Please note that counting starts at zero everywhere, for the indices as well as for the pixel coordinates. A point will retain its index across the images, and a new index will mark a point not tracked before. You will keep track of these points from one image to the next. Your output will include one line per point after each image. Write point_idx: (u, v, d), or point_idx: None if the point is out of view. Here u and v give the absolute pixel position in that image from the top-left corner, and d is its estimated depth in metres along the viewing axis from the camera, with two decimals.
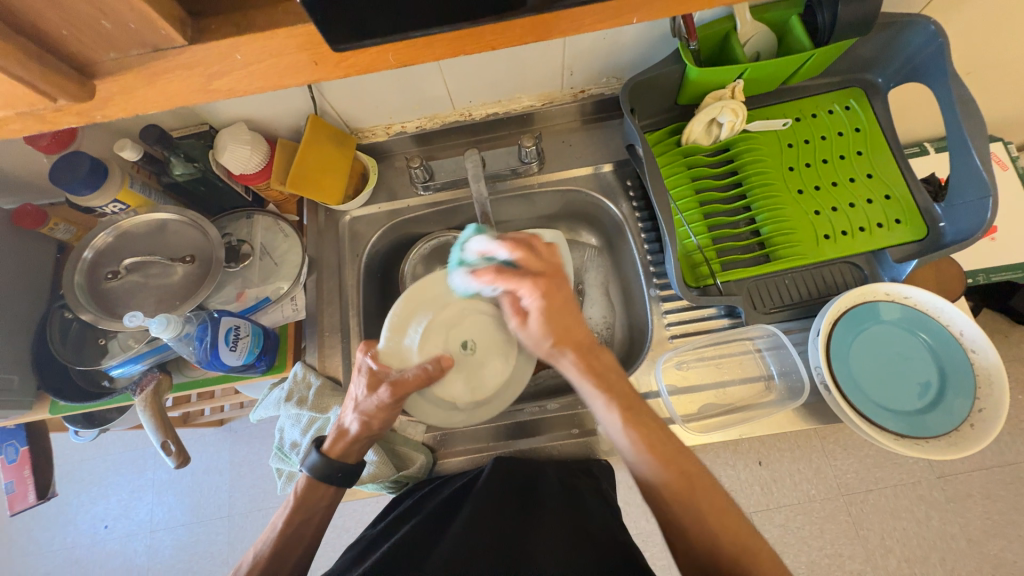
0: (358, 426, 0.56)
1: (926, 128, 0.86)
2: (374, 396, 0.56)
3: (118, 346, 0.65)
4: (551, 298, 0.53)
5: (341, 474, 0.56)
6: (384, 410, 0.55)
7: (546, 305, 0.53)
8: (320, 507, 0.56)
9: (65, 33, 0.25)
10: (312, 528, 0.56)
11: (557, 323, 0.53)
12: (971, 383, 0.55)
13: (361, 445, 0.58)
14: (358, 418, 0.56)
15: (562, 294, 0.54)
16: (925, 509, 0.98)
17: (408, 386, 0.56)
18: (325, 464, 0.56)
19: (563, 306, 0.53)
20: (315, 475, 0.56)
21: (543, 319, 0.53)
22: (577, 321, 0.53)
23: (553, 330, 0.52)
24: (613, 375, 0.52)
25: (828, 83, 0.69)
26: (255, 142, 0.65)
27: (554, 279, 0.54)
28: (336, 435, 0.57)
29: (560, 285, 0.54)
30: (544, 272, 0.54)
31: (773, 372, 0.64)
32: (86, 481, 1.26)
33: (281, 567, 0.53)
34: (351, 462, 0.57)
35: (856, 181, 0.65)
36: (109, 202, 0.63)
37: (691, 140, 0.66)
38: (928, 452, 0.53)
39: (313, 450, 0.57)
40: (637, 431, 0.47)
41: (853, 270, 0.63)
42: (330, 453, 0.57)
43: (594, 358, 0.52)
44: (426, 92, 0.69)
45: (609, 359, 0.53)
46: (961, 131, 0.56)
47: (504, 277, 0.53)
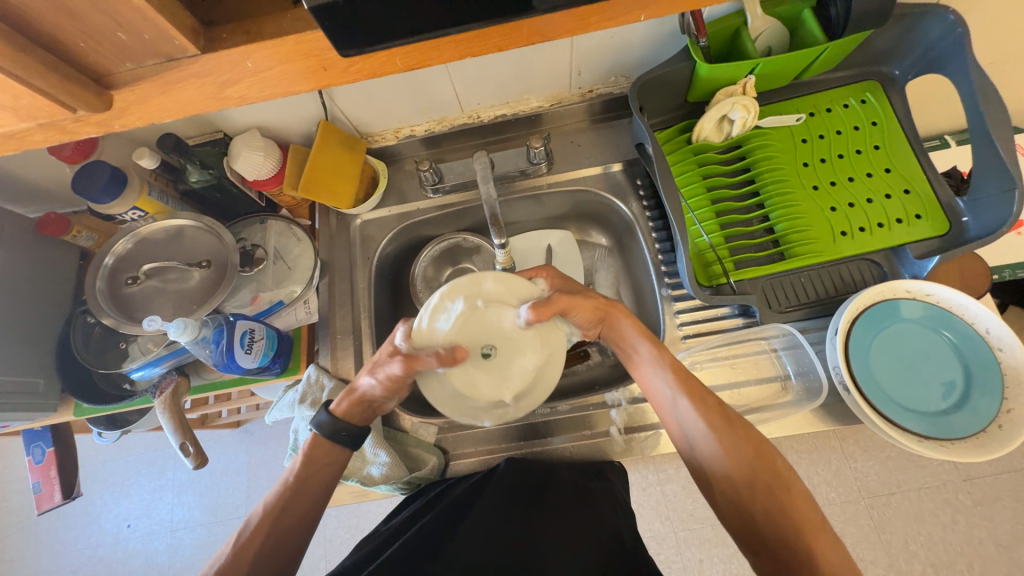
0: (370, 389, 0.56)
1: (947, 120, 0.84)
2: (389, 367, 0.53)
3: (138, 350, 0.66)
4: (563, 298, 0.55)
5: (345, 435, 0.56)
6: (396, 382, 0.53)
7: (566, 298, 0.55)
8: (321, 465, 0.56)
9: (82, 45, 0.25)
10: (316, 487, 0.56)
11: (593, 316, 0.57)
12: (999, 383, 0.53)
13: (366, 407, 0.58)
14: (371, 382, 0.55)
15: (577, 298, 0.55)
16: (951, 513, 0.95)
17: (420, 363, 0.50)
18: (332, 423, 0.56)
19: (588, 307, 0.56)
20: (322, 433, 0.56)
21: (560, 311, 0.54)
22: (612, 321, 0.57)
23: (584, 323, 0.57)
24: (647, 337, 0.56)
25: (843, 76, 0.68)
26: (269, 148, 0.66)
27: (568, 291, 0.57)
28: (346, 394, 0.57)
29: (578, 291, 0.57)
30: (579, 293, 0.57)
31: (790, 373, 0.63)
32: (109, 482, 1.30)
33: (281, 526, 0.53)
34: (355, 424, 0.57)
35: (873, 176, 0.64)
36: (128, 210, 0.65)
37: (702, 137, 0.65)
38: (952, 454, 0.51)
39: (322, 410, 0.57)
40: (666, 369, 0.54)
41: (871, 267, 0.62)
42: (337, 412, 0.57)
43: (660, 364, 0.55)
44: (435, 95, 0.70)
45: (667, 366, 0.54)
46: (983, 122, 0.54)
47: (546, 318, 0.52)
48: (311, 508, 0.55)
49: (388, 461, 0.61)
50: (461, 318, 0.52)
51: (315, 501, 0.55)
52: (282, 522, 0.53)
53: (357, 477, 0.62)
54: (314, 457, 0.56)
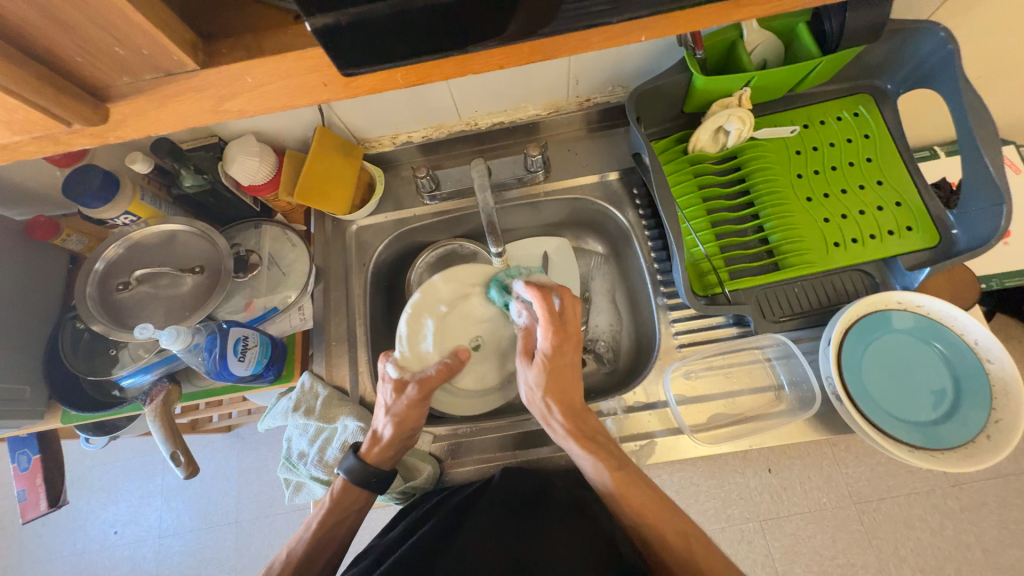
0: (392, 430, 0.57)
1: (936, 132, 0.85)
2: (402, 397, 0.58)
3: (128, 356, 0.65)
4: (552, 364, 0.57)
5: (376, 479, 0.56)
6: (415, 408, 0.57)
7: (551, 363, 0.57)
8: (351, 510, 0.57)
9: (80, 59, 0.25)
10: (344, 531, 0.57)
11: (557, 382, 0.57)
12: (988, 393, 0.54)
13: (395, 451, 0.58)
14: (390, 421, 0.57)
15: (563, 361, 0.58)
16: (940, 518, 0.96)
17: (432, 381, 0.59)
18: (362, 470, 0.56)
19: (566, 374, 0.57)
20: (353, 479, 0.56)
21: (545, 378, 0.56)
22: (574, 383, 0.57)
23: (550, 387, 0.56)
24: (578, 400, 0.57)
25: (836, 89, 0.69)
26: (264, 153, 0.66)
27: (563, 345, 0.58)
28: (371, 440, 0.58)
29: (567, 352, 0.58)
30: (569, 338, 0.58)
31: (783, 382, 0.63)
32: (96, 487, 1.27)
33: (308, 571, 0.54)
34: (385, 470, 0.57)
35: (865, 188, 0.65)
36: (120, 215, 0.64)
37: (697, 148, 0.66)
38: (943, 464, 0.52)
39: (349, 455, 0.57)
40: (579, 432, 0.54)
41: (863, 278, 0.62)
42: (366, 459, 0.57)
43: (581, 421, 0.55)
44: (432, 102, 0.69)
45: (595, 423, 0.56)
46: (973, 137, 0.55)
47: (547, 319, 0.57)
48: (337, 550, 0.57)
49: None
50: (445, 329, 0.66)
51: (342, 544, 0.57)
52: (310, 567, 0.54)
53: None
54: (342, 502, 0.57)
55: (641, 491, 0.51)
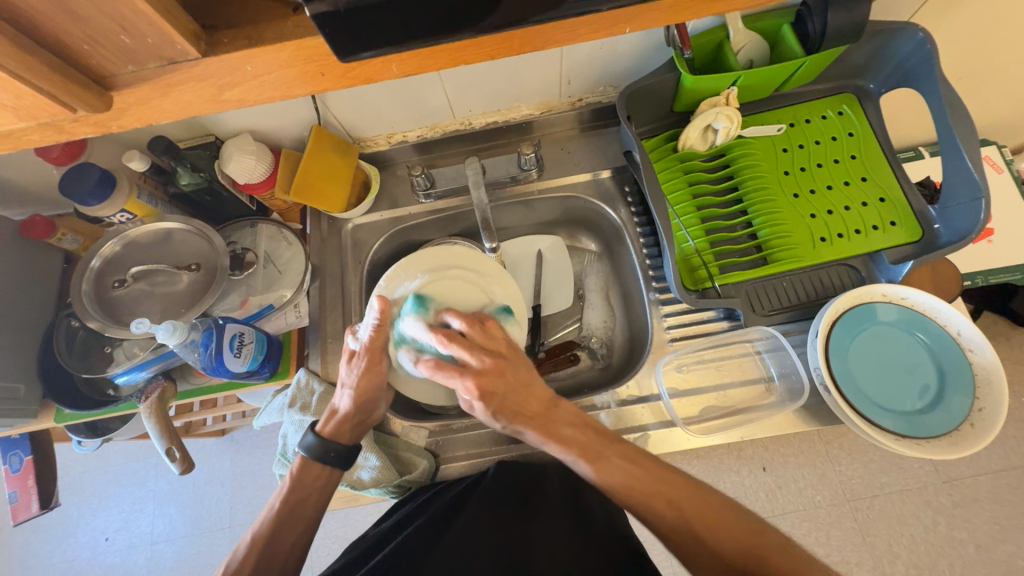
0: (351, 403, 0.57)
1: (920, 132, 0.88)
2: (354, 366, 0.57)
3: (123, 354, 0.65)
4: (490, 394, 0.52)
5: (335, 454, 0.56)
6: (365, 376, 0.56)
7: (486, 398, 0.52)
8: (314, 489, 0.56)
9: (87, 48, 0.26)
10: (310, 509, 0.56)
11: (507, 404, 0.53)
12: (970, 382, 0.55)
13: (354, 424, 0.58)
14: (347, 394, 0.57)
15: (508, 382, 0.53)
16: (932, 514, 0.97)
17: (375, 347, 0.56)
18: (321, 445, 0.56)
19: (519, 394, 0.53)
20: (311, 456, 0.56)
21: (490, 408, 0.53)
22: (525, 397, 0.54)
23: (502, 416, 0.54)
24: (537, 406, 0.54)
25: (820, 89, 0.71)
26: (260, 152, 0.67)
27: (495, 370, 0.53)
28: (329, 415, 0.58)
29: (507, 376, 0.53)
30: (493, 361, 0.53)
31: (774, 374, 0.64)
32: (88, 493, 1.26)
33: (275, 552, 0.53)
34: (343, 443, 0.57)
35: (851, 185, 0.66)
36: (116, 212, 0.65)
37: (687, 146, 0.67)
38: (929, 452, 0.53)
39: (310, 433, 0.57)
40: (552, 438, 0.53)
41: (849, 272, 0.64)
42: (324, 434, 0.57)
43: (550, 424, 0.53)
44: (428, 101, 0.70)
45: (567, 415, 0.54)
46: (952, 135, 0.57)
47: (441, 369, 0.52)
48: (307, 528, 0.56)
49: (378, 464, 0.61)
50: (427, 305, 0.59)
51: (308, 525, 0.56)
52: (278, 544, 0.54)
53: (347, 481, 0.61)
54: (305, 482, 0.56)
55: (625, 477, 0.49)
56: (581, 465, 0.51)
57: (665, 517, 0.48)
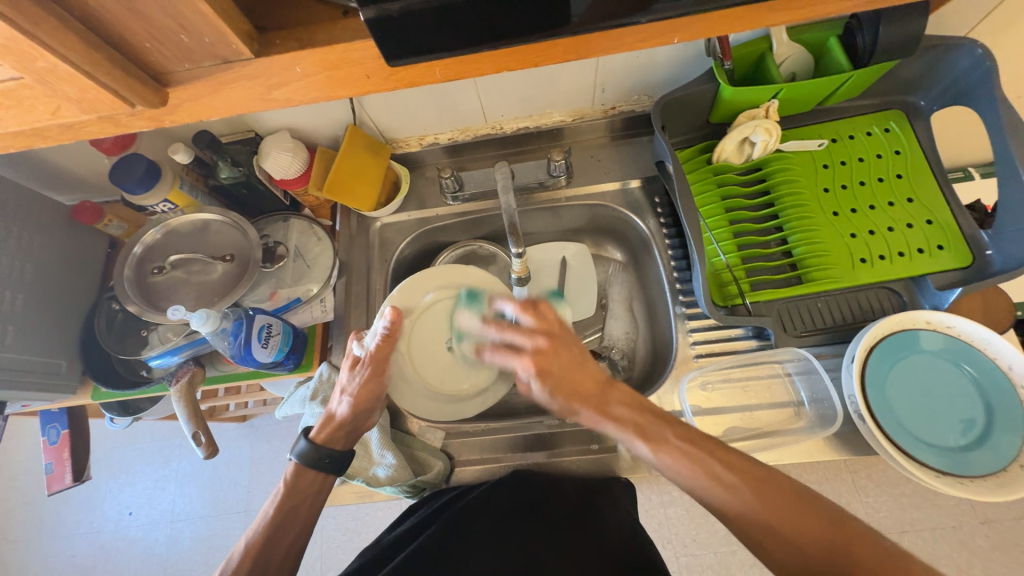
0: (348, 410, 0.57)
1: (971, 153, 0.83)
2: (357, 374, 0.58)
3: (157, 338, 0.68)
4: (546, 372, 0.54)
5: (330, 461, 0.56)
6: (366, 386, 0.57)
7: (542, 377, 0.54)
8: (307, 495, 0.55)
9: (148, 45, 0.27)
10: (304, 514, 0.54)
11: (564, 383, 0.53)
12: (1021, 420, 0.52)
13: (347, 432, 0.58)
14: (346, 400, 0.57)
15: (560, 362, 0.54)
16: (967, 556, 0.91)
17: (380, 354, 0.58)
18: (315, 450, 0.56)
19: (572, 367, 0.54)
20: (304, 462, 0.55)
21: (548, 389, 0.54)
22: (581, 375, 0.53)
23: (559, 392, 0.53)
24: (591, 384, 0.53)
25: (866, 105, 0.68)
26: (297, 149, 0.69)
27: (550, 349, 0.54)
28: (324, 421, 0.58)
29: (562, 353, 0.54)
30: (549, 332, 0.55)
31: (804, 399, 0.62)
32: (116, 468, 1.31)
33: (269, 557, 0.51)
34: (337, 450, 0.57)
35: (895, 205, 0.63)
36: (160, 202, 0.67)
37: (722, 158, 0.66)
38: (973, 492, 0.50)
39: (301, 438, 0.56)
40: (614, 416, 0.51)
41: (890, 296, 0.61)
42: (318, 441, 0.57)
43: (606, 401, 0.52)
44: (461, 104, 0.71)
45: (622, 395, 0.52)
46: (1011, 157, 0.54)
47: (500, 348, 0.56)
48: (300, 534, 0.54)
49: (394, 462, 0.60)
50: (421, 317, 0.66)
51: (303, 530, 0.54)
52: (271, 552, 0.51)
53: (362, 477, 0.61)
54: (298, 487, 0.55)
55: (686, 463, 0.46)
56: (638, 446, 0.49)
57: (742, 515, 0.43)
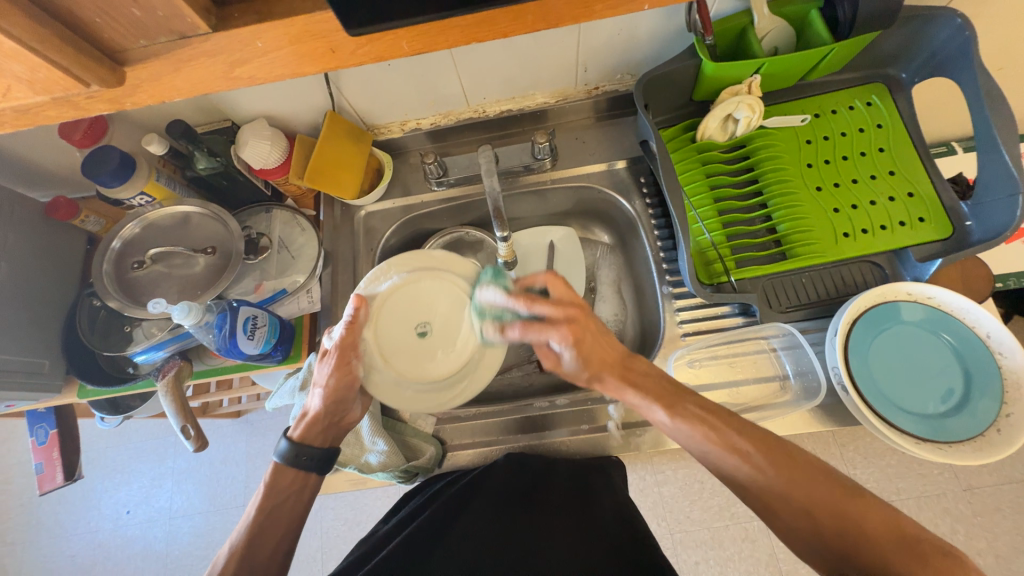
0: (321, 404, 0.55)
1: (952, 127, 0.84)
2: (325, 366, 0.55)
3: (141, 333, 0.67)
4: (584, 348, 0.55)
5: (310, 459, 0.55)
6: (335, 378, 0.54)
7: (579, 351, 0.55)
8: (291, 494, 0.55)
9: (99, 21, 0.26)
10: (287, 512, 0.54)
11: (595, 354, 0.55)
12: (998, 386, 0.53)
13: (323, 426, 0.57)
14: (319, 395, 0.55)
15: (593, 332, 0.56)
16: (950, 522, 0.94)
17: (346, 346, 0.54)
18: (294, 450, 0.55)
19: (596, 344, 0.55)
20: (284, 461, 0.55)
21: (581, 358, 0.56)
22: (609, 348, 0.56)
23: (590, 364, 0.55)
24: (615, 355, 0.55)
25: (849, 78, 0.68)
26: (276, 137, 0.67)
27: (584, 323, 0.56)
28: (301, 418, 0.56)
29: (591, 329, 0.56)
30: (576, 313, 0.56)
31: (789, 372, 0.62)
32: (110, 468, 1.31)
33: (255, 555, 0.52)
34: (315, 448, 0.56)
35: (877, 178, 0.64)
36: (136, 195, 0.66)
37: (706, 136, 0.65)
38: (951, 457, 0.51)
39: (282, 438, 0.56)
40: (637, 388, 0.53)
41: (873, 269, 0.62)
42: (298, 440, 0.56)
43: (630, 370, 0.55)
44: (442, 88, 0.70)
45: (642, 367, 0.55)
46: (990, 127, 0.54)
47: (530, 328, 0.55)
48: (287, 532, 0.54)
49: (386, 449, 0.60)
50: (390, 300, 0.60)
51: (293, 520, 0.54)
52: (255, 555, 0.52)
53: (354, 464, 0.61)
54: (280, 488, 0.55)
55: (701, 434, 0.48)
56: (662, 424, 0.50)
57: (753, 474, 0.45)
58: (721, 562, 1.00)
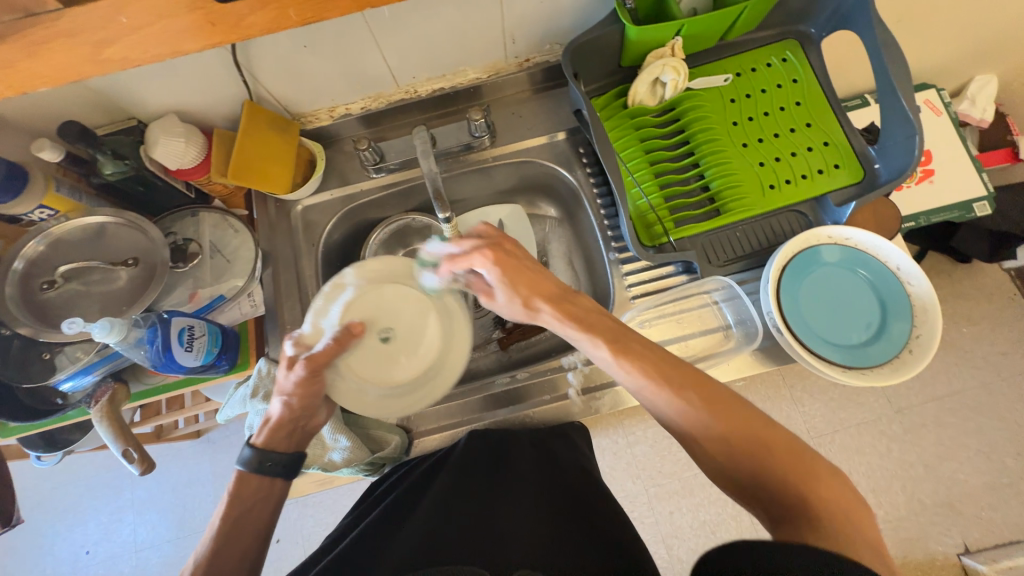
0: (284, 410, 0.54)
1: (862, 80, 0.89)
2: (291, 375, 0.54)
3: (65, 359, 0.61)
4: (503, 275, 0.53)
5: (277, 465, 0.54)
6: (304, 388, 0.53)
7: (499, 272, 0.53)
8: (256, 501, 0.53)
9: None
10: (255, 518, 0.53)
11: (524, 288, 0.53)
12: (909, 312, 0.59)
13: (288, 433, 0.55)
14: (281, 402, 0.54)
15: (513, 259, 0.54)
16: (886, 442, 1.04)
17: (322, 359, 0.54)
18: (258, 456, 0.53)
19: (517, 269, 0.53)
20: (248, 468, 0.53)
21: (508, 289, 0.53)
22: (540, 276, 0.54)
23: (518, 290, 0.52)
24: (552, 286, 0.53)
25: (765, 36, 0.70)
26: (190, 133, 0.62)
27: (504, 248, 0.55)
28: (264, 424, 0.55)
29: (510, 253, 0.54)
30: (491, 242, 0.55)
31: (731, 322, 0.66)
32: (60, 509, 1.22)
33: (222, 565, 0.49)
34: (281, 452, 0.54)
35: (796, 131, 0.67)
36: (33, 209, 0.59)
37: (637, 101, 0.67)
38: (873, 380, 0.57)
39: (244, 446, 0.54)
40: (587, 327, 0.50)
41: (798, 218, 0.66)
42: (259, 445, 0.54)
43: (569, 304, 0.52)
44: (367, 68, 0.67)
45: (586, 303, 0.53)
46: (887, 74, 0.58)
47: (455, 259, 0.55)
48: (257, 540, 0.52)
49: (348, 445, 0.60)
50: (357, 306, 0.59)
51: (262, 529, 0.53)
52: (224, 563, 0.50)
53: (318, 463, 0.60)
54: (247, 497, 0.53)
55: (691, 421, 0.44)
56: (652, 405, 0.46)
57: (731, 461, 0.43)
58: (693, 508, 1.06)
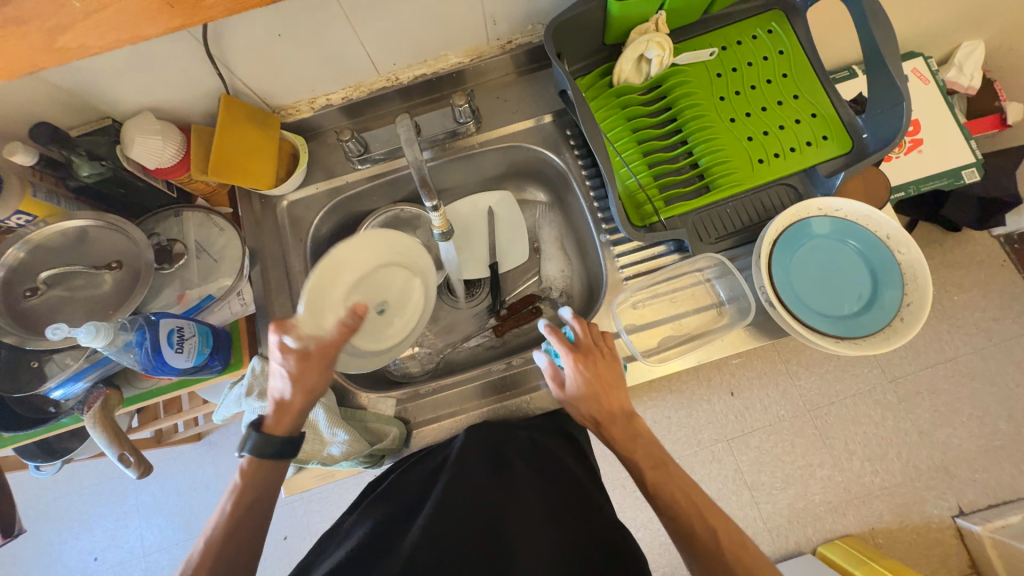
0: (298, 396, 0.53)
1: (849, 50, 0.88)
2: (306, 364, 0.52)
3: (55, 366, 0.59)
4: (582, 383, 0.54)
5: (291, 446, 0.53)
6: (322, 377, 0.53)
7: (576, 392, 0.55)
8: (256, 487, 0.52)
9: None
10: (253, 510, 0.52)
11: (592, 394, 0.55)
12: (900, 280, 0.59)
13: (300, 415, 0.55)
14: (295, 390, 0.52)
15: (603, 370, 0.56)
16: (881, 411, 1.05)
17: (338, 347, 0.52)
18: (272, 444, 0.52)
19: (600, 374, 0.55)
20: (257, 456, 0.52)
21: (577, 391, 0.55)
22: (614, 389, 0.55)
23: (585, 394, 0.55)
24: (618, 407, 0.55)
25: (750, 8, 0.69)
26: (166, 130, 0.61)
27: (597, 359, 0.56)
28: (275, 412, 0.53)
29: (601, 368, 0.55)
30: (590, 349, 0.56)
31: (724, 298, 0.66)
32: (66, 518, 1.22)
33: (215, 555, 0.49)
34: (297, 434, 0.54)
35: (784, 104, 0.67)
36: (11, 215, 0.57)
37: (622, 80, 0.66)
38: (865, 349, 0.57)
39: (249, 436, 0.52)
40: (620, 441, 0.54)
41: (788, 191, 0.65)
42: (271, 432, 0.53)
43: (626, 426, 0.54)
44: (345, 57, 0.65)
45: (642, 431, 0.55)
46: (874, 40, 0.57)
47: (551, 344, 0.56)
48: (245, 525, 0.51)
49: (348, 437, 0.59)
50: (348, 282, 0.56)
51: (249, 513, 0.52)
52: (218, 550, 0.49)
53: (316, 459, 0.60)
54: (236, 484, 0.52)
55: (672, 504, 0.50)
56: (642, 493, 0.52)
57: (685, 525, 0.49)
58: None
